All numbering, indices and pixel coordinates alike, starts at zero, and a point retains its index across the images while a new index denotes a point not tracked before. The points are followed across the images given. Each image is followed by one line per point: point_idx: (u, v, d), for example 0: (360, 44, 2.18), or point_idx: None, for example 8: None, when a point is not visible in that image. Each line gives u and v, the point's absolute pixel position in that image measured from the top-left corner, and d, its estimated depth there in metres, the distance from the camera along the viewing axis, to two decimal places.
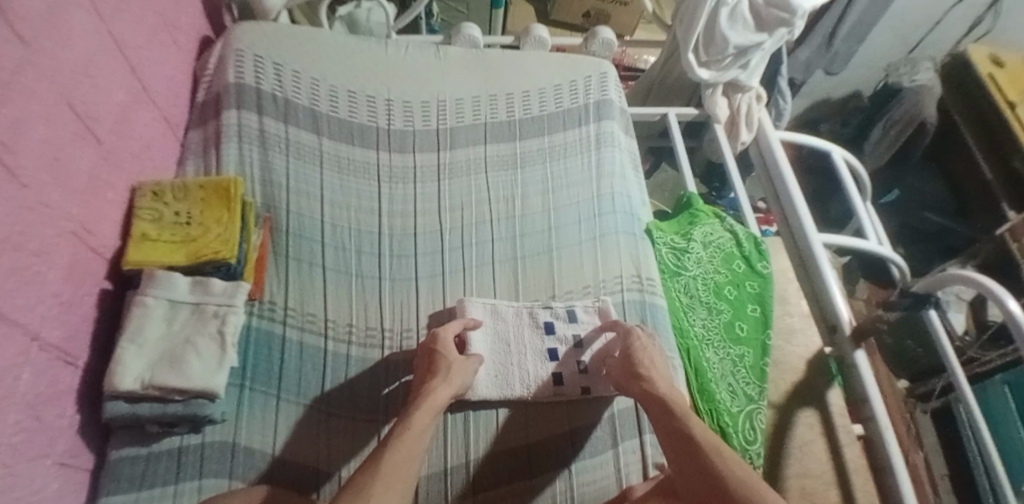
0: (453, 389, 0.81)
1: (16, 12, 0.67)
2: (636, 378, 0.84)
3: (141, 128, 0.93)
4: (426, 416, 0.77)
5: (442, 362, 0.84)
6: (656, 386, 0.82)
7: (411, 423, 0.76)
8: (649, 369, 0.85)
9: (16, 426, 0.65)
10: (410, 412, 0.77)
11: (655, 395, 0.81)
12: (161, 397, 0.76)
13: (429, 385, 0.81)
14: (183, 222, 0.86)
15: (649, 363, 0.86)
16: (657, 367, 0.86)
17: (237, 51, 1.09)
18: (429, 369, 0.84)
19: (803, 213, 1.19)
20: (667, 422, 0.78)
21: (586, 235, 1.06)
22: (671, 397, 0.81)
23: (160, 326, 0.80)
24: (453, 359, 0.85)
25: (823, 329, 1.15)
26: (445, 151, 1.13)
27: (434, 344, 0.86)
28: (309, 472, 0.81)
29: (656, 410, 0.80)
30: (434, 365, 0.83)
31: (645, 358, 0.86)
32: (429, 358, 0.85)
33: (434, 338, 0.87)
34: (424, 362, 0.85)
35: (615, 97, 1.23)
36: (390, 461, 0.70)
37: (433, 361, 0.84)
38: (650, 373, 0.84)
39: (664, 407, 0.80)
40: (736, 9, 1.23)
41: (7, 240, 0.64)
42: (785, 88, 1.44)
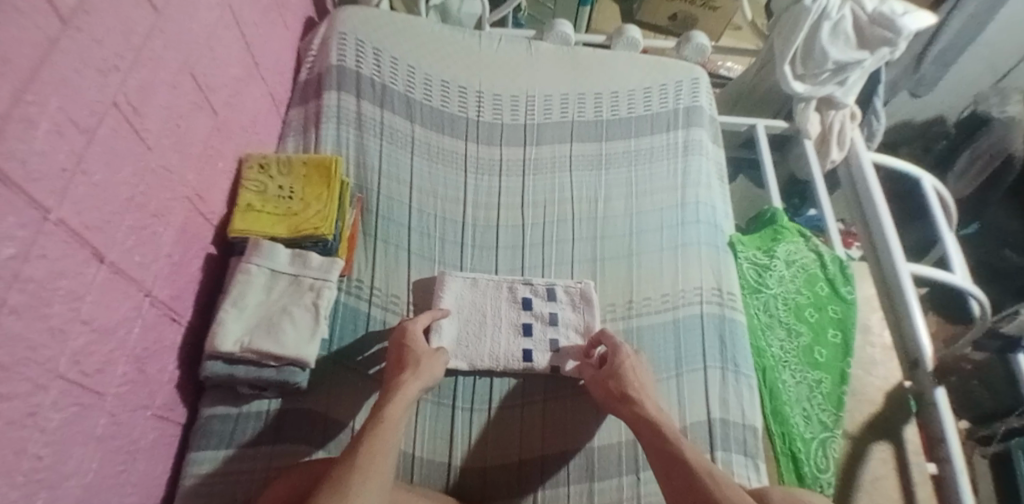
0: (422, 384, 0.79)
1: None
2: (624, 400, 0.81)
3: (250, 102, 0.97)
4: (396, 413, 0.73)
5: (411, 356, 0.82)
6: (642, 406, 0.79)
7: (385, 407, 0.74)
8: (637, 387, 0.82)
9: (124, 376, 0.69)
10: (384, 400, 0.75)
11: (646, 418, 0.78)
12: (257, 361, 0.80)
13: (399, 379, 0.79)
14: (286, 196, 0.91)
15: (638, 385, 0.82)
16: (642, 384, 0.83)
17: (340, 34, 1.13)
18: (400, 363, 0.82)
19: (892, 239, 1.15)
20: (660, 436, 0.75)
21: (667, 242, 1.05)
22: (662, 421, 0.77)
23: (260, 294, 0.84)
24: (419, 348, 0.83)
25: (903, 362, 1.10)
26: (531, 146, 1.13)
27: (404, 337, 0.84)
28: (320, 424, 0.83)
29: (647, 430, 0.77)
30: (399, 360, 0.82)
31: (633, 379, 0.83)
32: (399, 352, 0.83)
33: (404, 330, 0.85)
34: (394, 356, 0.83)
35: (705, 104, 1.21)
36: (370, 444, 0.68)
37: (401, 354, 0.83)
38: (642, 398, 0.80)
39: (657, 430, 0.76)
40: (839, 24, 1.19)
41: (130, 199, 0.67)
42: (881, 108, 1.36)
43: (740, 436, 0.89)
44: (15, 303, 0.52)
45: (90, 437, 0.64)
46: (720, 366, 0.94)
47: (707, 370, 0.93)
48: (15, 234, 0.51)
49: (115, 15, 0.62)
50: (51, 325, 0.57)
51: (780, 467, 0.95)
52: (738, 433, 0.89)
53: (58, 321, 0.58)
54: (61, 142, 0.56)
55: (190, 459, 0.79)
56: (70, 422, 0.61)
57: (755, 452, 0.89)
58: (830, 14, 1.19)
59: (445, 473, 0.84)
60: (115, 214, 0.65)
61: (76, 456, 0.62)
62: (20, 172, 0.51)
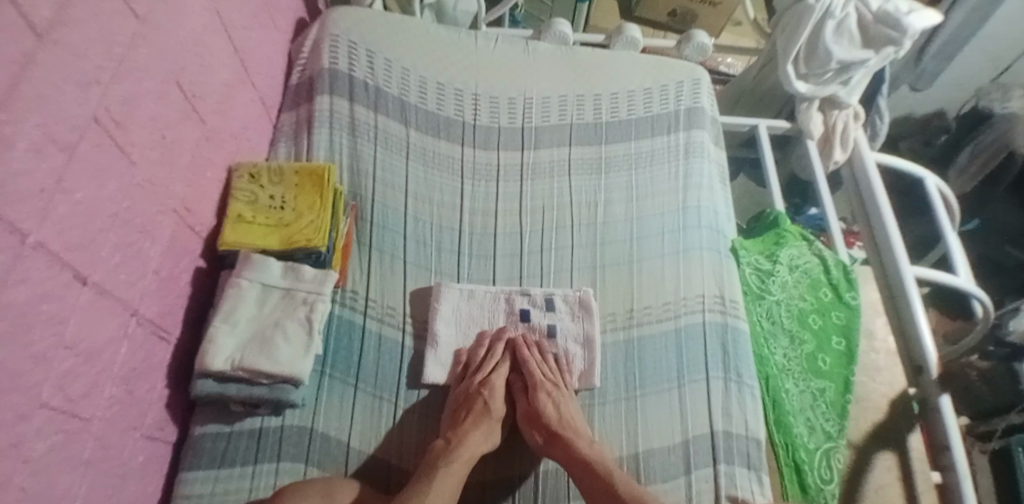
0: (489, 438, 0.84)
1: None
2: (555, 441, 0.83)
3: (240, 108, 0.94)
4: (465, 465, 0.78)
5: (480, 402, 0.86)
6: (575, 445, 0.82)
7: (455, 452, 0.79)
8: (569, 421, 0.85)
9: (111, 398, 0.67)
10: (455, 444, 0.80)
11: (579, 458, 0.81)
12: (249, 379, 0.78)
13: (464, 429, 0.82)
14: (278, 206, 0.88)
15: (566, 422, 0.84)
16: (575, 420, 0.85)
17: (333, 36, 1.10)
18: (465, 407, 0.85)
19: (896, 243, 1.13)
20: (595, 472, 0.79)
21: (669, 248, 1.03)
22: (594, 457, 0.81)
23: (252, 309, 0.82)
24: (495, 401, 0.87)
25: (907, 369, 1.08)
26: (528, 150, 1.11)
27: (484, 385, 0.88)
28: (374, 461, 0.82)
29: (583, 468, 0.80)
30: (472, 406, 0.85)
31: (560, 418, 0.85)
32: (474, 401, 0.86)
33: (485, 380, 0.89)
34: (468, 405, 0.85)
35: (707, 105, 1.18)
36: (440, 499, 0.73)
37: (480, 406, 0.86)
38: (564, 433, 0.83)
39: (591, 468, 0.80)
40: (843, 23, 1.17)
41: (114, 216, 0.65)
42: (885, 107, 1.34)
43: (743, 448, 0.88)
44: None
45: (78, 463, 0.62)
46: (723, 376, 0.92)
47: (709, 380, 0.91)
48: None
49: (95, 25, 0.59)
50: (34, 352, 0.54)
51: (783, 478, 0.93)
52: (741, 446, 0.88)
53: (41, 347, 0.55)
54: (39, 161, 0.53)
55: (183, 479, 0.77)
56: (56, 449, 0.59)
57: (759, 464, 0.87)
58: (834, 12, 1.16)
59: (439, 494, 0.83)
60: (97, 232, 0.62)
61: (64, 484, 0.60)
62: None
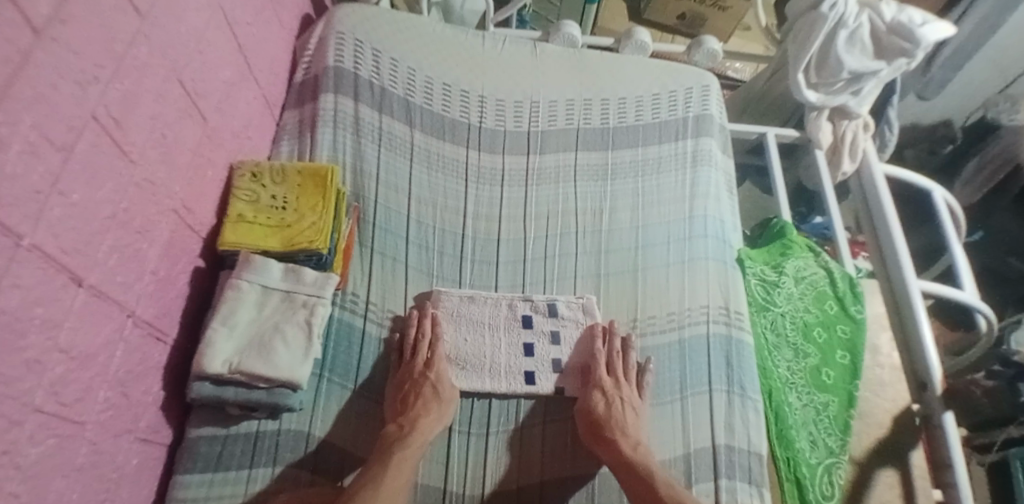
0: (439, 423, 0.82)
1: None
2: (602, 441, 0.81)
3: (243, 106, 0.92)
4: (416, 452, 0.77)
5: (426, 386, 0.83)
6: (621, 446, 0.80)
7: (408, 440, 0.78)
8: (620, 424, 0.82)
9: (106, 402, 0.66)
10: (407, 431, 0.79)
11: (626, 462, 0.79)
12: (246, 382, 0.77)
13: (414, 416, 0.80)
14: (279, 206, 0.87)
15: (617, 422, 0.82)
16: (627, 423, 0.83)
17: (338, 34, 1.09)
18: (411, 395, 0.83)
19: (903, 257, 1.11)
20: (640, 476, 0.78)
21: (674, 258, 1.01)
22: (640, 461, 0.79)
23: (251, 311, 0.81)
24: (443, 384, 0.85)
25: (911, 385, 1.07)
26: (534, 155, 1.09)
27: (428, 367, 0.86)
28: (335, 453, 0.81)
29: (628, 473, 0.78)
30: (419, 390, 0.83)
31: (614, 417, 0.83)
32: (413, 384, 0.84)
33: (430, 361, 0.86)
34: (408, 388, 0.84)
35: (715, 112, 1.17)
36: (394, 485, 0.72)
37: (421, 388, 0.83)
38: (616, 436, 0.81)
39: (636, 475, 0.78)
40: (856, 33, 1.15)
41: (112, 217, 0.64)
42: (894, 118, 1.33)
43: (745, 463, 0.87)
44: None
45: (71, 468, 0.61)
46: (726, 389, 0.91)
47: (712, 393, 0.90)
48: None
49: (95, 22, 0.58)
50: (27, 357, 0.53)
51: (784, 493, 0.93)
52: (743, 461, 0.87)
53: (34, 352, 0.54)
54: (35, 162, 0.52)
55: (178, 483, 0.75)
56: (49, 455, 0.58)
57: (760, 479, 0.86)
58: (848, 22, 1.15)
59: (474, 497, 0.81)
60: (94, 234, 0.61)
61: (56, 490, 0.59)
62: None
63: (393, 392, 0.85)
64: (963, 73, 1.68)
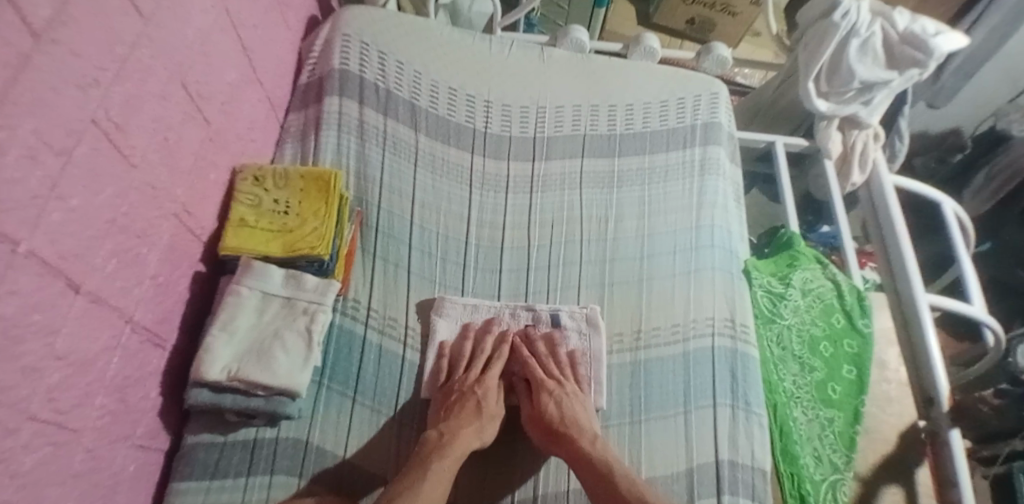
0: (481, 434, 0.81)
1: None
2: (556, 440, 0.82)
3: (246, 108, 0.92)
4: (456, 462, 0.76)
5: (471, 400, 0.84)
6: (580, 443, 0.80)
7: (449, 448, 0.77)
8: (574, 419, 0.83)
9: (103, 408, 0.65)
10: (447, 439, 0.78)
11: (581, 456, 0.79)
12: (245, 390, 0.76)
13: (456, 425, 0.80)
14: (282, 211, 0.86)
15: (567, 418, 0.83)
16: (579, 416, 0.84)
17: (344, 36, 1.08)
18: (453, 408, 0.83)
19: (912, 271, 1.10)
20: (597, 472, 0.78)
21: (680, 268, 1.00)
22: (597, 456, 0.79)
23: (251, 317, 0.80)
24: (489, 400, 0.86)
25: (918, 401, 1.05)
26: (540, 161, 1.08)
27: (476, 384, 0.87)
28: (346, 468, 0.79)
29: (587, 468, 0.78)
30: (464, 403, 0.83)
31: (564, 414, 0.83)
32: (460, 396, 0.84)
33: (479, 380, 0.87)
34: (455, 399, 0.84)
35: (724, 120, 1.16)
36: (431, 494, 0.72)
37: (466, 399, 0.84)
38: (568, 430, 0.81)
39: (596, 471, 0.78)
40: (868, 42, 1.14)
41: (112, 222, 0.63)
42: (905, 129, 1.31)
43: (748, 478, 0.85)
44: None
45: (66, 476, 0.60)
46: (730, 403, 0.90)
47: (716, 408, 0.89)
48: None
49: (97, 25, 0.57)
50: (22, 364, 0.52)
51: None
52: (746, 477, 0.85)
53: (30, 359, 0.53)
54: (34, 167, 0.51)
55: (174, 490, 0.75)
56: (44, 463, 0.57)
57: (763, 496, 0.85)
58: (860, 31, 1.13)
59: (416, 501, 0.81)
60: (92, 239, 0.60)
61: (52, 498, 0.58)
62: None
63: (437, 407, 0.85)
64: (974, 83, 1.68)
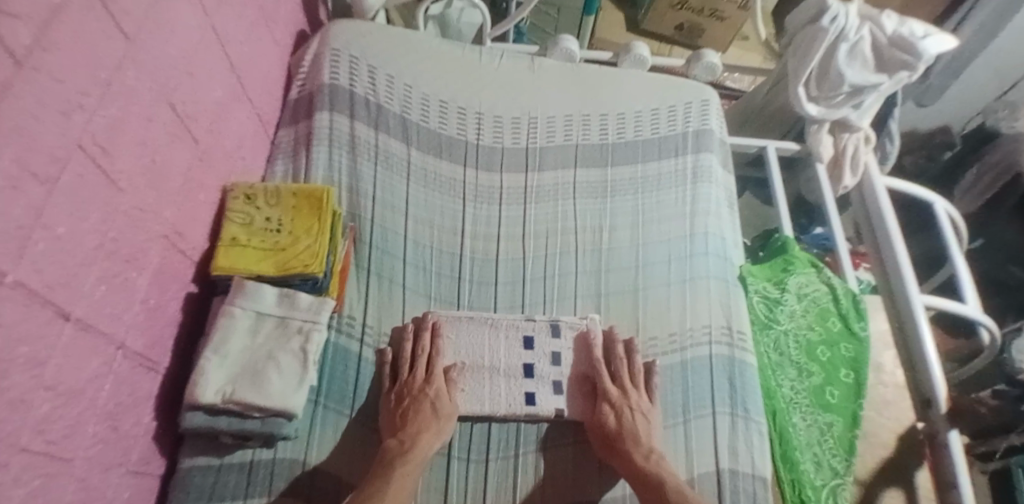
0: (440, 437, 0.81)
1: (119, 7, 0.62)
2: (615, 452, 0.82)
3: (235, 126, 0.91)
4: (416, 467, 0.76)
5: (426, 403, 0.82)
6: (632, 456, 0.80)
7: (410, 453, 0.77)
8: (631, 433, 0.82)
9: (94, 436, 0.64)
10: (408, 445, 0.78)
11: (638, 472, 0.79)
12: (240, 412, 0.75)
13: (412, 431, 0.79)
14: (274, 229, 0.85)
15: (627, 430, 0.82)
16: (638, 430, 0.83)
17: (333, 51, 1.07)
18: (407, 412, 0.81)
19: (907, 272, 1.10)
20: (652, 488, 0.77)
21: (675, 276, 1.00)
22: (662, 472, 0.79)
23: (245, 338, 0.79)
24: (443, 400, 0.84)
25: (916, 403, 1.05)
26: (532, 172, 1.08)
27: (424, 384, 0.84)
28: (333, 483, 0.79)
29: (643, 484, 0.78)
30: (418, 406, 0.82)
31: (626, 427, 0.83)
32: (413, 399, 0.83)
33: (427, 379, 0.85)
34: (405, 403, 0.82)
35: (715, 127, 1.16)
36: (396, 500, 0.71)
37: (414, 403, 0.82)
38: (628, 445, 0.81)
39: (648, 486, 0.77)
40: (857, 46, 1.14)
41: (99, 248, 0.62)
42: (895, 130, 1.31)
43: (749, 487, 0.85)
44: None
45: None
46: (729, 411, 0.90)
47: (716, 415, 0.89)
48: None
49: (79, 49, 0.56)
50: (11, 397, 0.51)
51: None
52: (747, 486, 0.85)
53: (19, 390, 0.52)
54: (18, 196, 0.50)
55: None
56: (35, 495, 0.56)
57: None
58: (848, 35, 1.13)
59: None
60: (80, 266, 0.59)
61: None
62: None
63: (388, 410, 0.83)
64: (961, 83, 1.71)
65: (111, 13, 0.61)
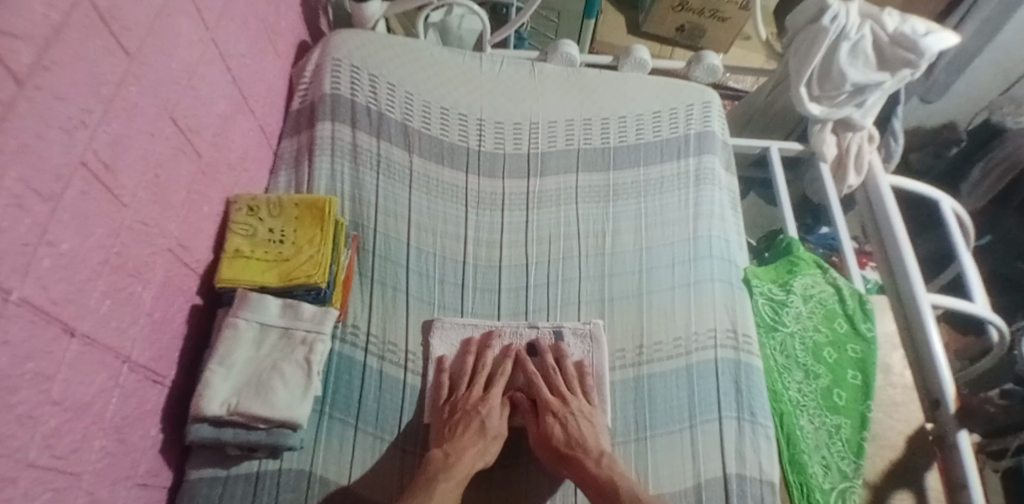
0: (485, 454, 0.81)
1: (121, 24, 0.62)
2: (565, 460, 0.81)
3: (238, 138, 0.91)
4: (460, 482, 0.76)
5: (475, 420, 0.83)
6: (585, 464, 0.80)
7: (455, 467, 0.77)
8: (578, 440, 0.82)
9: (102, 450, 0.64)
10: (454, 459, 0.78)
11: (594, 480, 0.78)
12: (246, 423, 0.75)
13: (460, 444, 0.80)
14: (277, 240, 0.85)
15: (574, 436, 0.82)
16: (585, 435, 0.83)
17: (334, 60, 1.08)
18: (456, 427, 0.82)
19: (913, 272, 1.09)
20: (607, 493, 0.77)
21: (679, 280, 1.00)
22: (615, 477, 0.79)
23: (249, 349, 0.79)
24: (492, 419, 0.85)
25: (926, 404, 1.04)
26: (535, 178, 1.08)
27: (480, 400, 0.86)
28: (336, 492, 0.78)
29: (595, 489, 0.78)
30: (468, 421, 0.83)
31: (571, 434, 0.83)
32: (463, 415, 0.84)
33: (483, 397, 0.86)
34: (457, 418, 0.84)
35: (717, 129, 1.16)
36: None
37: (465, 419, 0.83)
38: (574, 452, 0.81)
39: (603, 491, 0.78)
40: (858, 45, 1.13)
41: (104, 263, 0.62)
42: (899, 129, 1.31)
43: (756, 492, 0.85)
44: None
45: None
46: (735, 415, 0.89)
47: (721, 420, 0.88)
48: None
49: (82, 67, 0.57)
50: (18, 413, 0.52)
51: None
52: (754, 490, 0.85)
53: (26, 407, 0.53)
54: (21, 215, 0.50)
55: None
56: None
57: None
58: (849, 34, 1.13)
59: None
60: (85, 282, 0.60)
61: None
62: None
63: (440, 425, 0.84)
64: (966, 77, 1.68)
65: (113, 31, 0.61)
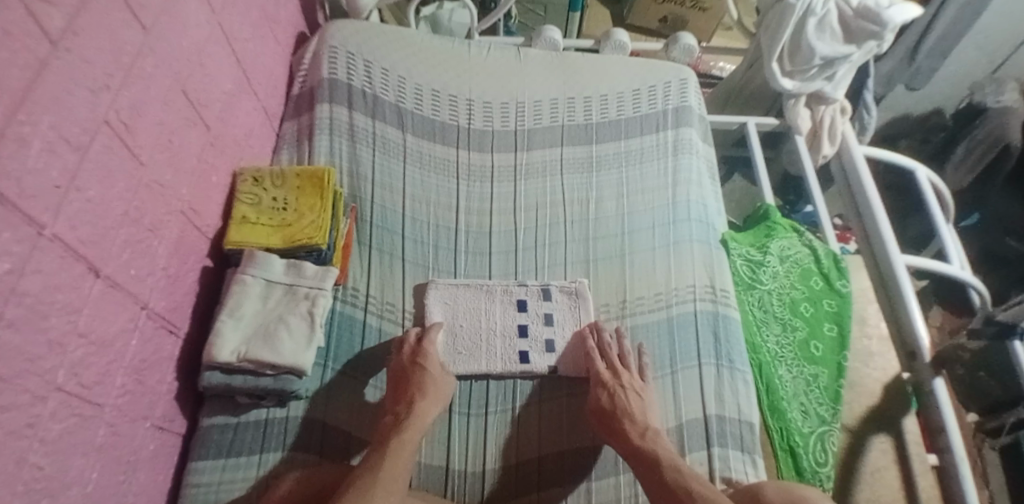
0: (437, 404, 0.83)
1: (138, 2, 0.70)
2: (616, 434, 0.82)
3: (243, 117, 0.99)
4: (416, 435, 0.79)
5: (422, 377, 0.85)
6: (629, 437, 0.81)
7: (405, 426, 0.79)
8: (626, 412, 0.83)
9: (123, 387, 0.70)
10: (405, 419, 0.80)
11: (646, 455, 0.79)
12: (254, 370, 0.81)
13: (411, 401, 0.82)
14: (280, 208, 0.92)
15: (625, 408, 0.84)
16: (634, 408, 0.84)
17: (331, 47, 1.15)
18: (408, 382, 0.84)
19: (884, 229, 1.14)
20: (647, 463, 0.78)
21: (660, 242, 1.06)
22: (659, 453, 0.79)
23: (256, 304, 0.86)
24: (434, 371, 0.86)
25: (901, 354, 1.08)
26: (521, 152, 1.15)
27: (417, 355, 0.87)
28: (338, 433, 0.84)
29: (638, 462, 0.79)
30: (411, 378, 0.84)
31: (625, 410, 0.83)
32: (409, 370, 0.86)
33: (419, 350, 0.87)
34: (403, 374, 0.86)
35: (694, 103, 1.22)
36: (397, 468, 0.74)
37: (411, 371, 0.85)
38: (625, 423, 0.82)
39: (648, 461, 0.79)
40: (824, 20, 1.20)
41: (125, 215, 0.69)
42: (871, 101, 1.37)
43: (737, 431, 0.90)
44: (12, 317, 0.53)
45: (91, 447, 0.65)
46: (715, 362, 0.94)
47: (702, 367, 0.94)
48: (12, 251, 0.52)
49: (105, 35, 0.64)
50: (49, 338, 0.58)
51: (778, 461, 0.95)
52: (734, 429, 0.89)
53: (56, 334, 0.59)
54: (54, 159, 0.57)
55: (192, 469, 0.80)
56: (70, 432, 0.62)
57: (751, 447, 0.89)
58: (815, 10, 1.19)
59: (482, 484, 0.84)
60: (109, 229, 0.66)
61: (77, 467, 0.63)
62: (14, 190, 0.52)
63: (388, 389, 0.86)
64: (953, 60, 1.72)
65: (131, 7, 0.69)
